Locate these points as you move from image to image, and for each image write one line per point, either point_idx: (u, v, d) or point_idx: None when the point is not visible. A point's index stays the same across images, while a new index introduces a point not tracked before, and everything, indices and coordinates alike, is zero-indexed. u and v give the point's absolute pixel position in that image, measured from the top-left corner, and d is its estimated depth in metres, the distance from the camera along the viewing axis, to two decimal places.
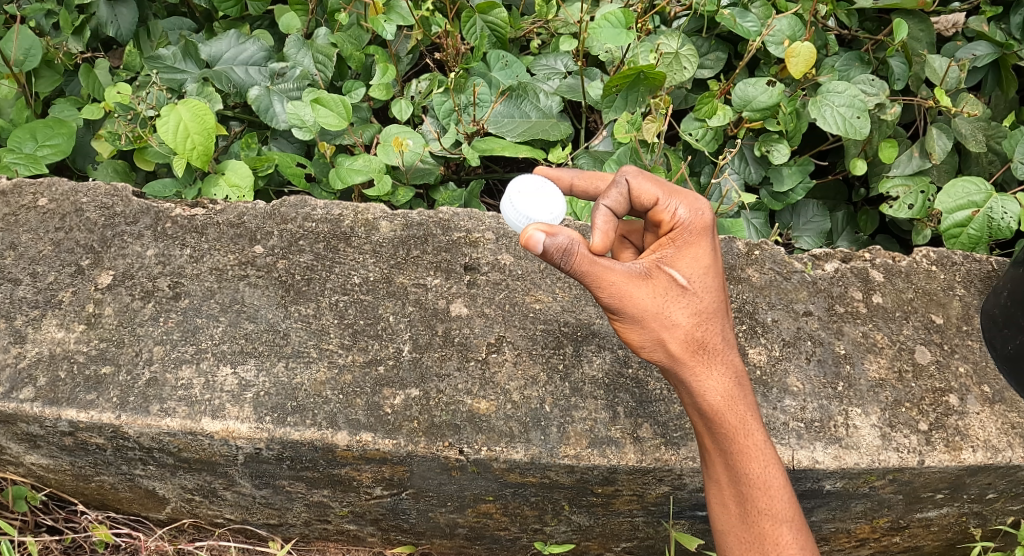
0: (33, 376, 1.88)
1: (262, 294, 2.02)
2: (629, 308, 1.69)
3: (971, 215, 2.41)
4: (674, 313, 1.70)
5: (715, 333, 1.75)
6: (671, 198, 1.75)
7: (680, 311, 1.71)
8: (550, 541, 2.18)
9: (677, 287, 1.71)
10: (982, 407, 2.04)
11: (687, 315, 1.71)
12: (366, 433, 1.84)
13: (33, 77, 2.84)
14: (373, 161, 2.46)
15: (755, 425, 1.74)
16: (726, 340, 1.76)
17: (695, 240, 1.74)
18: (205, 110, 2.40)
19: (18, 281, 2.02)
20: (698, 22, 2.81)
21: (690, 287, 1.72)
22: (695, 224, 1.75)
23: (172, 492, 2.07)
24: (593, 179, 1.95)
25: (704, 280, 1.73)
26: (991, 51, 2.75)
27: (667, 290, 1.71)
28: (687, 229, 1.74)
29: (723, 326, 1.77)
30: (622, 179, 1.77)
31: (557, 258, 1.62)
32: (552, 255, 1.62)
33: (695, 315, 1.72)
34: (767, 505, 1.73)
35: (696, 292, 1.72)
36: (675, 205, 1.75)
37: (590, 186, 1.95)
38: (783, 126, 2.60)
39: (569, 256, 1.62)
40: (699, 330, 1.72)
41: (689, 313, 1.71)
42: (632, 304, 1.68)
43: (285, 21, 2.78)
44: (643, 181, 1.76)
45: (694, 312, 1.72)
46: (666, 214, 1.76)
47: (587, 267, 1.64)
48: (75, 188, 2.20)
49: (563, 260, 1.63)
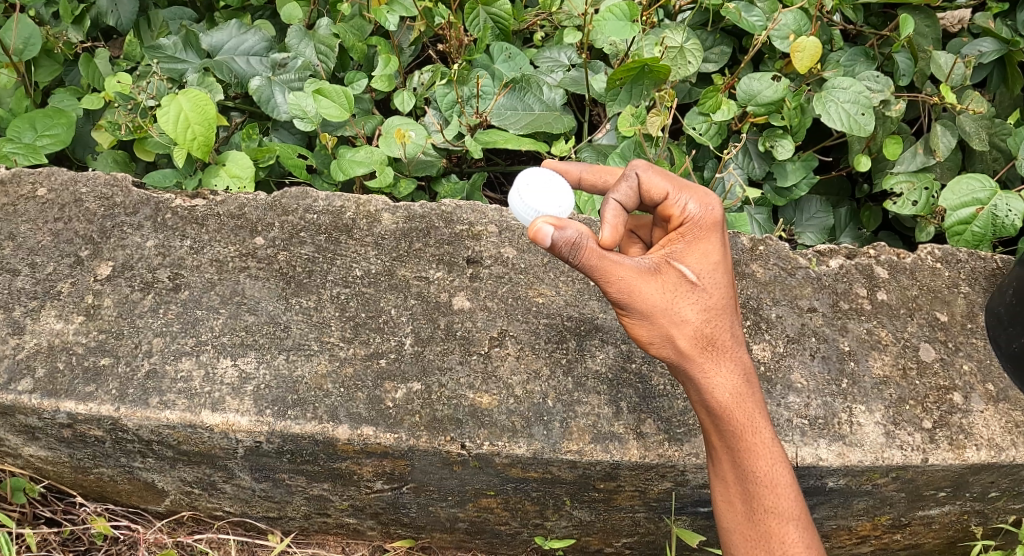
0: (32, 367, 1.87)
1: (263, 286, 2.01)
2: (638, 304, 1.68)
3: (976, 211, 2.39)
4: (683, 309, 1.69)
5: (724, 329, 1.73)
6: (680, 193, 1.74)
7: (689, 307, 1.69)
8: (550, 536, 2.17)
9: (687, 283, 1.70)
10: (986, 405, 2.03)
11: (697, 311, 1.70)
12: (367, 427, 1.82)
13: (33, 66, 2.82)
14: (376, 153, 2.44)
15: (763, 423, 1.73)
16: (735, 336, 1.75)
17: (705, 235, 1.73)
18: (206, 100, 2.38)
19: (17, 271, 2.01)
20: (703, 16, 2.79)
21: (700, 283, 1.70)
22: (705, 219, 1.73)
23: (170, 485, 2.06)
24: (602, 173, 1.94)
25: (714, 276, 1.72)
26: (997, 47, 2.71)
27: (676, 286, 1.69)
28: (697, 224, 1.73)
29: (733, 323, 1.75)
30: (633, 173, 1.77)
31: (565, 252, 1.61)
32: (560, 248, 1.61)
33: (705, 311, 1.71)
34: (773, 503, 1.72)
35: (705, 288, 1.71)
36: (685, 199, 1.73)
37: (599, 180, 1.94)
38: (788, 121, 2.57)
39: (577, 250, 1.61)
40: (708, 326, 1.71)
41: (698, 309, 1.70)
42: (641, 300, 1.67)
43: (286, 12, 2.73)
44: (653, 174, 1.76)
45: (703, 308, 1.70)
46: (675, 209, 1.74)
47: (595, 261, 1.63)
48: (75, 178, 2.19)
49: (571, 254, 1.62)
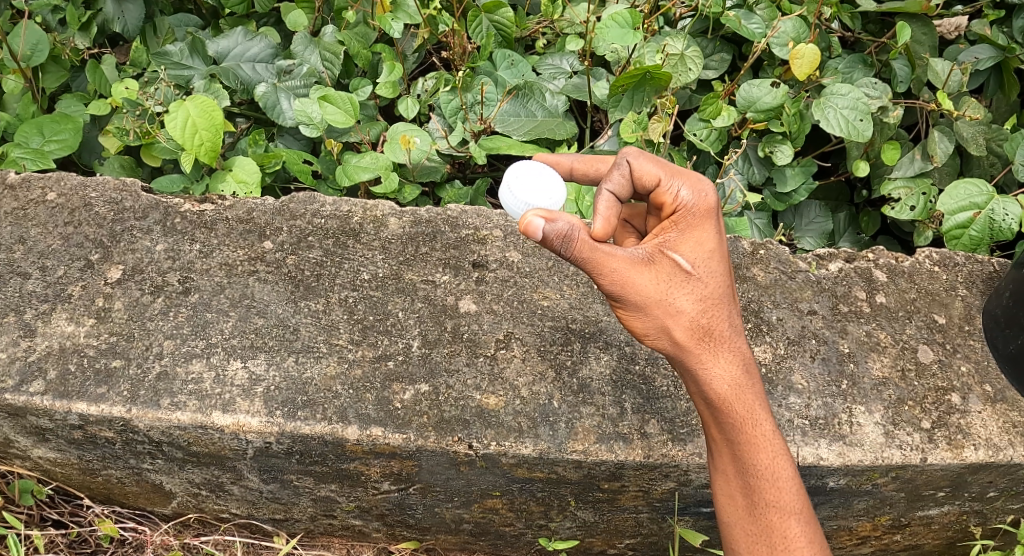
0: (44, 369, 1.89)
1: (271, 289, 2.03)
2: (632, 295, 1.70)
3: (973, 216, 2.43)
4: (678, 299, 1.72)
5: (721, 319, 1.76)
6: (672, 179, 1.76)
7: (684, 298, 1.72)
8: (555, 538, 2.19)
9: (681, 272, 1.72)
10: (984, 406, 2.06)
11: (692, 302, 1.73)
12: (376, 427, 1.85)
13: (40, 72, 2.84)
14: (381, 158, 2.47)
15: (763, 414, 1.76)
16: (733, 326, 1.78)
17: (698, 223, 1.75)
18: (213, 105, 2.41)
19: (28, 274, 2.03)
20: (704, 23, 2.82)
21: (694, 273, 1.73)
22: (699, 206, 1.75)
23: (178, 486, 2.08)
24: (594, 162, 1.97)
25: (709, 265, 1.74)
26: (994, 54, 2.75)
27: (670, 276, 1.72)
28: (691, 211, 1.75)
29: (729, 313, 1.78)
30: (624, 161, 1.79)
31: (557, 244, 1.64)
32: (552, 240, 1.64)
33: (700, 301, 1.73)
34: (775, 497, 1.75)
35: (700, 278, 1.73)
36: (677, 186, 1.76)
37: (591, 169, 1.97)
38: (787, 127, 2.62)
39: (570, 242, 1.64)
40: (704, 316, 1.74)
41: (694, 299, 1.73)
42: (635, 291, 1.70)
43: (291, 19, 2.78)
44: (645, 161, 1.78)
45: (699, 298, 1.73)
46: (668, 196, 1.77)
47: (588, 254, 1.66)
48: (84, 183, 2.22)
49: (564, 246, 1.64)
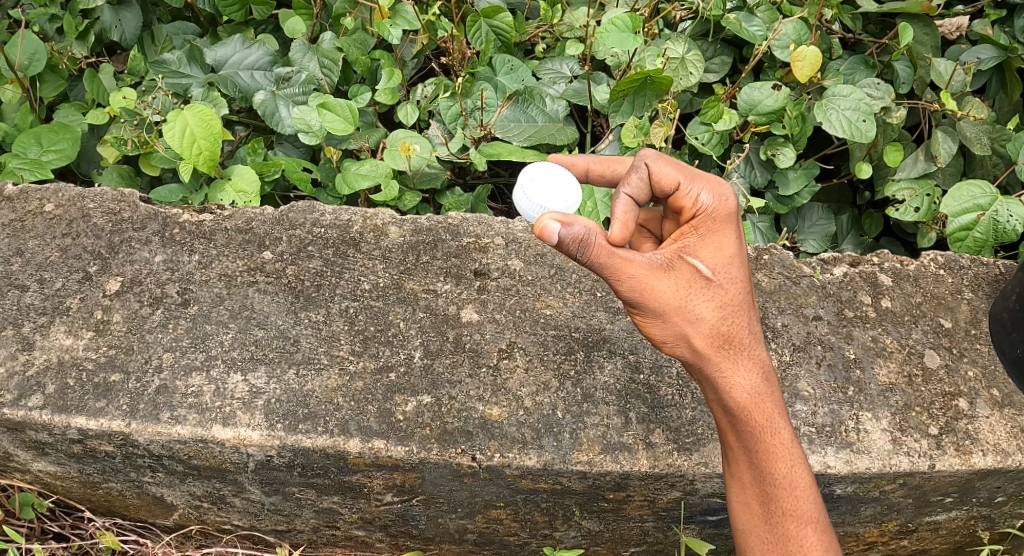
0: (42, 384, 1.88)
1: (272, 301, 2.02)
2: (650, 301, 1.68)
3: (977, 218, 2.40)
4: (697, 307, 1.70)
5: (741, 326, 1.74)
6: (692, 183, 1.72)
7: (704, 305, 1.70)
8: (559, 546, 2.16)
9: (701, 278, 1.70)
10: (992, 411, 2.04)
11: (712, 309, 1.71)
12: (378, 440, 1.83)
13: (37, 82, 2.83)
14: (380, 166, 2.46)
15: (783, 423, 1.74)
16: (752, 333, 1.76)
17: (719, 228, 1.72)
18: (211, 115, 2.39)
19: (26, 287, 2.02)
20: (704, 26, 2.79)
21: (714, 279, 1.71)
22: (719, 211, 1.72)
23: (179, 499, 2.06)
24: (610, 163, 1.95)
25: (729, 271, 1.72)
26: (996, 54, 2.73)
27: (689, 282, 1.70)
28: (711, 216, 1.72)
29: (749, 320, 1.76)
30: (642, 163, 1.74)
31: (573, 249, 1.62)
32: (568, 245, 1.61)
33: (720, 308, 1.71)
34: (792, 506, 1.73)
35: (720, 283, 1.71)
36: (697, 190, 1.72)
37: (607, 171, 1.95)
38: (789, 130, 2.59)
39: (586, 246, 1.61)
40: (724, 323, 1.72)
41: (713, 306, 1.71)
42: (654, 298, 1.67)
43: (290, 26, 2.75)
44: (663, 164, 1.73)
45: (719, 305, 1.71)
46: (687, 200, 1.73)
47: (604, 259, 1.63)
48: (82, 194, 2.20)
49: (580, 251, 1.62)
